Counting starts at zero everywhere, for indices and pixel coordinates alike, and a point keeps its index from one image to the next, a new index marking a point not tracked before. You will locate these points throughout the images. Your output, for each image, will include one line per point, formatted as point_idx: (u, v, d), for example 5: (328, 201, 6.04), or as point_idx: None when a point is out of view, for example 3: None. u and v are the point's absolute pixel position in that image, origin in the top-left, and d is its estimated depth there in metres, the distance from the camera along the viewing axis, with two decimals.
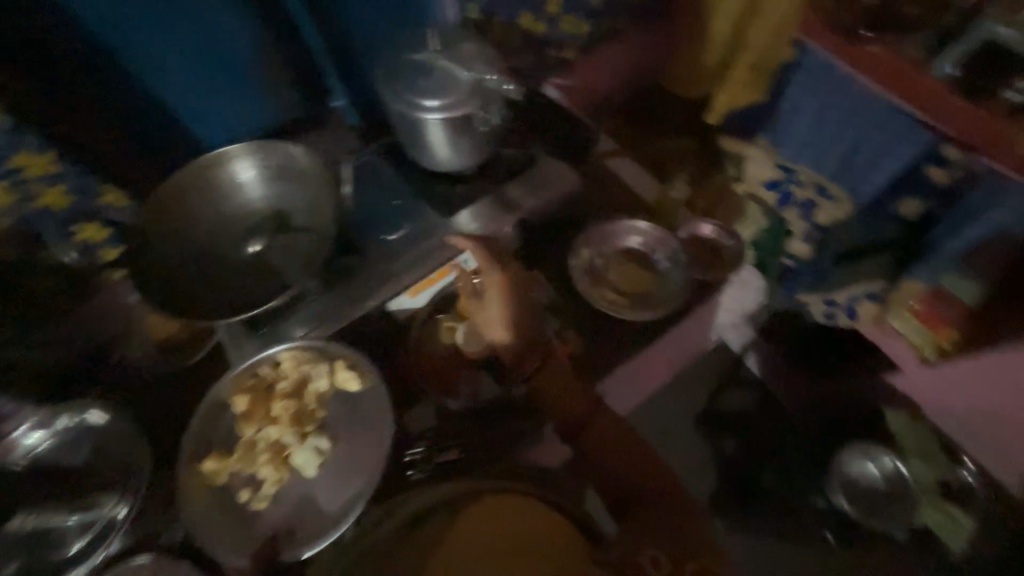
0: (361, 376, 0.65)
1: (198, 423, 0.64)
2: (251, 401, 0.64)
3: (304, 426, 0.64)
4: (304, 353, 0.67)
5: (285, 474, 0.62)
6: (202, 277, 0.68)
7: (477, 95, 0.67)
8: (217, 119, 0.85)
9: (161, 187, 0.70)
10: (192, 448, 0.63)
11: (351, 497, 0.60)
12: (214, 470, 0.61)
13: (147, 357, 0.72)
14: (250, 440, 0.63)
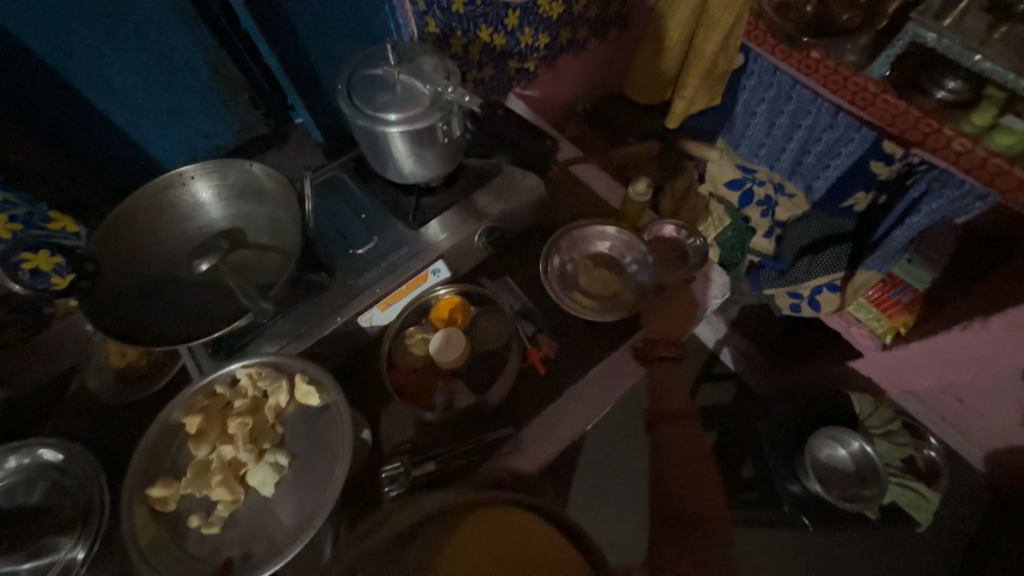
0: (319, 390, 0.64)
1: (148, 447, 0.62)
2: (206, 422, 0.63)
3: (261, 443, 0.63)
4: (259, 370, 0.65)
5: (240, 495, 0.61)
6: (155, 304, 0.66)
7: (439, 108, 0.67)
8: (178, 140, 0.84)
9: (115, 207, 0.67)
10: (143, 474, 0.60)
11: (305, 516, 0.59)
12: (162, 497, 0.59)
13: (115, 392, 0.73)
14: (202, 463, 0.62)
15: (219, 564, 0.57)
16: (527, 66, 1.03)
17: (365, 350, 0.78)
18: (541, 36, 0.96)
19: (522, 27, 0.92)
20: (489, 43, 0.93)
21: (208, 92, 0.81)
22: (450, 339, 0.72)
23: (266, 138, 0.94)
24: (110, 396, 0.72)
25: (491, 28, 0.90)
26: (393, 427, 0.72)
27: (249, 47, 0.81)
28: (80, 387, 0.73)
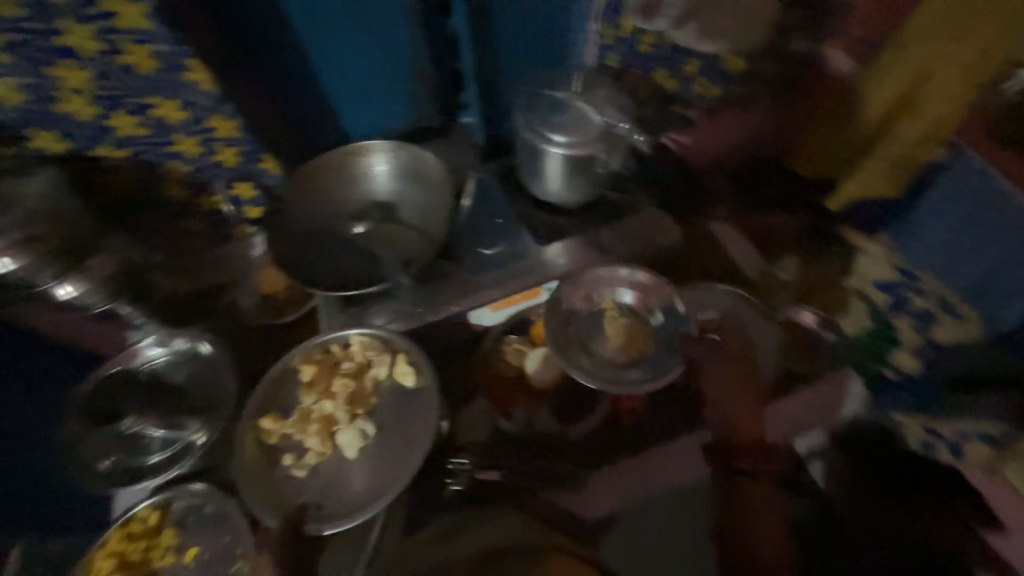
0: (416, 373, 0.69)
1: (269, 382, 0.70)
2: (317, 374, 0.70)
3: (355, 408, 0.69)
4: (371, 342, 0.71)
5: (328, 449, 0.67)
6: (316, 252, 0.77)
7: (604, 139, 0.69)
8: (365, 117, 0.94)
9: (306, 165, 0.79)
10: (259, 403, 0.69)
11: (377, 486, 0.64)
12: (269, 429, 0.67)
13: (252, 310, 0.82)
14: (306, 410, 0.69)
15: (296, 506, 0.64)
16: None
17: (463, 345, 0.77)
18: (715, 88, 0.93)
19: (697, 77, 0.91)
20: (660, 85, 0.93)
21: (401, 82, 0.91)
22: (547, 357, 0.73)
23: (431, 130, 1.02)
24: (257, 317, 0.81)
25: (667, 71, 0.91)
26: (469, 426, 0.72)
27: (445, 47, 0.90)
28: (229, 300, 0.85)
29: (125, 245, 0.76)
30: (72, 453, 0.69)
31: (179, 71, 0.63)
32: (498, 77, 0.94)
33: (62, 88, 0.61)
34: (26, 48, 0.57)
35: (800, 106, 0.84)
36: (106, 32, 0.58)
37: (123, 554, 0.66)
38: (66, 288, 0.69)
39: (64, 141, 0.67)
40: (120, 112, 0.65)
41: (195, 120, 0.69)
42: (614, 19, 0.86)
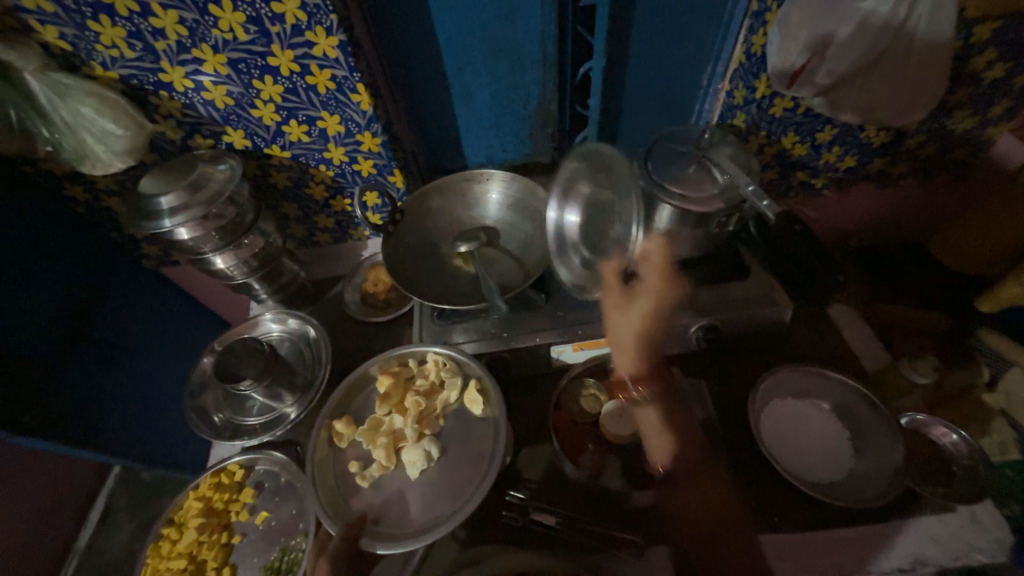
0: (485, 403, 0.69)
1: (348, 387, 0.74)
2: (392, 387, 0.72)
3: (423, 427, 0.69)
4: (445, 363, 0.73)
5: (391, 464, 0.67)
6: (424, 263, 0.83)
7: (726, 200, 0.66)
8: (485, 146, 1.01)
9: (430, 182, 0.87)
10: (336, 406, 0.72)
11: (434, 515, 0.63)
12: (341, 433, 0.69)
13: (356, 307, 0.91)
14: (377, 420, 0.71)
15: (355, 517, 0.63)
16: (814, 182, 0.92)
17: (539, 376, 0.80)
18: (849, 159, 0.86)
19: (831, 146, 0.85)
20: (788, 150, 0.88)
21: (524, 119, 0.97)
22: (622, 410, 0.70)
23: (542, 165, 1.07)
24: (359, 313, 0.89)
25: (798, 137, 0.85)
26: (538, 460, 0.73)
27: (572, 90, 0.95)
28: (338, 292, 0.96)
29: (271, 230, 0.85)
30: (195, 398, 0.79)
31: (348, 93, 0.73)
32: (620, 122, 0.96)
33: (257, 98, 0.73)
34: (243, 64, 0.68)
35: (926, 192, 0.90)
36: (304, 57, 0.68)
37: (209, 499, 0.73)
38: (220, 260, 0.80)
39: (248, 140, 0.79)
40: (293, 120, 0.76)
41: (348, 133, 0.79)
42: (749, 81, 0.82)
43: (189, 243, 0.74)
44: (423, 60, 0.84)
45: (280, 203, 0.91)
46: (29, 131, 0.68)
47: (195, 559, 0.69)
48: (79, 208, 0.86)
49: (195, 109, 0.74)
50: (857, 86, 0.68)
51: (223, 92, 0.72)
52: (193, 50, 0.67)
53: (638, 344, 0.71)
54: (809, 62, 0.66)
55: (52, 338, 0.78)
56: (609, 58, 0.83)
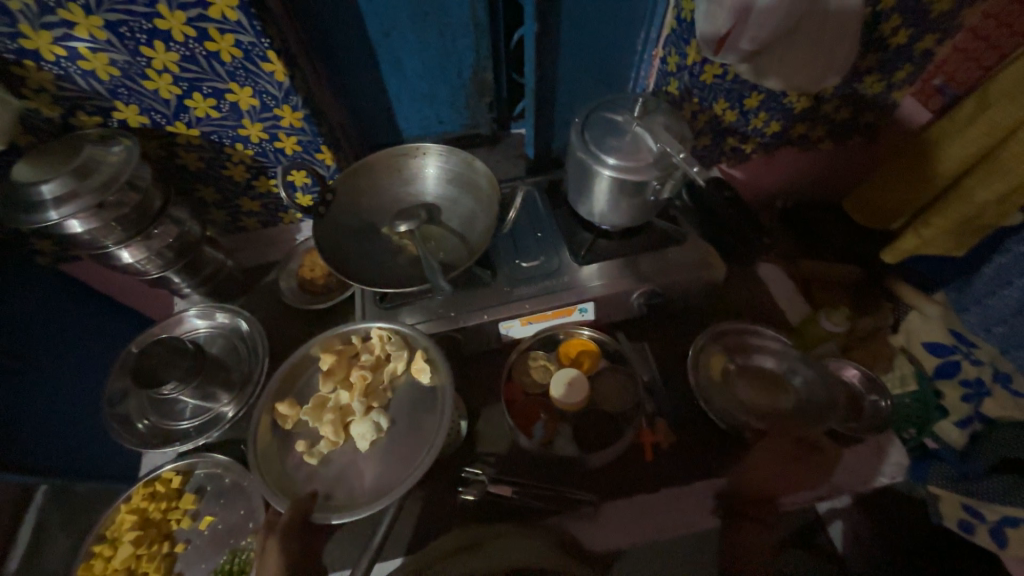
0: (432, 370, 0.68)
1: (289, 369, 0.70)
2: (336, 363, 0.70)
3: (371, 400, 0.68)
4: (390, 336, 0.70)
5: (340, 440, 0.66)
6: (361, 245, 0.79)
7: (660, 168, 0.68)
8: (422, 118, 0.97)
9: (362, 158, 0.82)
10: (277, 389, 0.68)
11: (387, 483, 0.62)
12: (285, 414, 0.66)
13: (293, 295, 0.86)
14: (322, 398, 0.68)
15: (305, 494, 0.61)
16: (744, 147, 0.96)
17: (490, 353, 0.80)
18: (774, 124, 0.90)
19: (758, 111, 0.88)
20: (719, 117, 0.90)
21: (460, 89, 0.93)
22: (571, 381, 0.70)
23: (483, 137, 1.03)
24: (297, 302, 0.84)
25: (728, 104, 0.87)
26: (491, 435, 0.73)
27: (508, 57, 0.91)
28: (272, 280, 0.90)
29: (186, 218, 0.77)
30: (115, 407, 0.73)
31: (258, 62, 0.66)
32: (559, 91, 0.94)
33: (149, 68, 0.64)
34: (125, 28, 0.60)
35: (844, 155, 0.97)
36: (200, 21, 0.60)
37: (145, 511, 0.68)
38: (128, 254, 0.72)
39: (145, 116, 0.70)
40: (197, 93, 0.68)
41: (264, 108, 0.72)
42: (681, 48, 0.82)
43: (87, 237, 0.66)
44: (343, 24, 0.77)
45: (196, 189, 0.83)
46: None
47: (135, 573, 0.65)
48: None
49: (74, 82, 0.64)
50: (777, 53, 0.70)
51: (105, 62, 0.63)
52: (59, 10, 0.57)
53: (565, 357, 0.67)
54: (733, 28, 0.68)
55: None
56: (542, 23, 0.80)
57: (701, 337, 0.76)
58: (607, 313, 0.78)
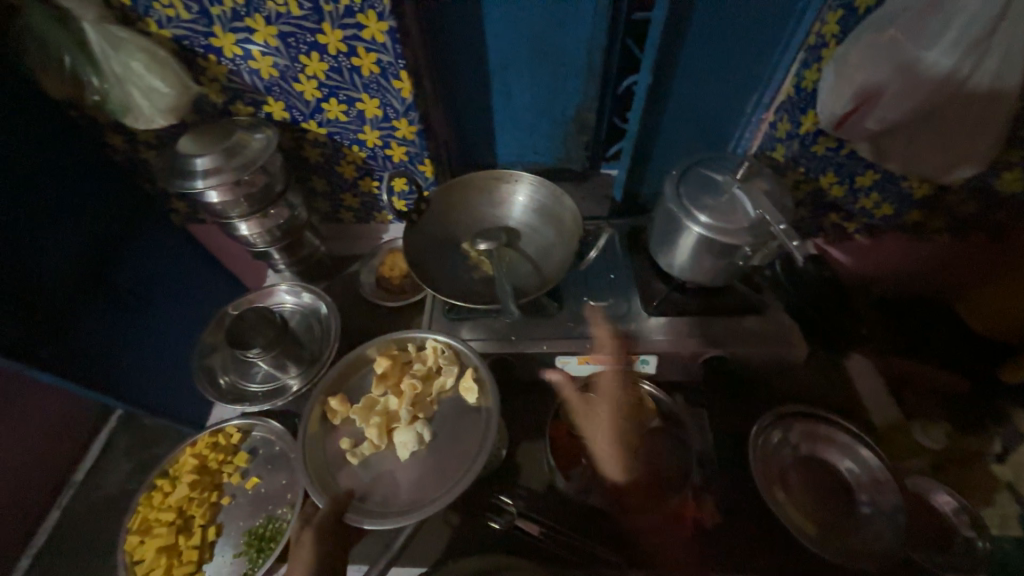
0: (479, 392, 0.69)
1: (345, 365, 0.74)
2: (390, 368, 0.73)
3: (417, 410, 0.69)
4: (444, 349, 0.73)
5: (383, 444, 0.67)
6: (442, 256, 0.83)
7: (754, 234, 0.65)
8: (518, 146, 1.01)
9: (459, 176, 0.87)
10: (331, 383, 0.73)
11: (420, 496, 0.63)
12: (335, 410, 0.70)
13: (370, 288, 0.92)
14: (372, 400, 0.71)
15: (342, 491, 0.63)
16: (846, 225, 0.90)
17: (541, 384, 0.80)
18: (886, 207, 0.83)
19: (870, 191, 0.82)
20: (824, 190, 0.85)
21: (561, 124, 0.96)
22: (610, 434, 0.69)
23: (572, 172, 1.06)
24: (373, 296, 0.90)
25: (837, 178, 0.83)
26: (529, 468, 0.73)
27: (613, 101, 0.94)
28: (353, 271, 0.97)
29: (298, 203, 0.86)
30: (203, 357, 0.81)
31: (390, 79, 0.74)
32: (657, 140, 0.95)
33: (301, 73, 0.74)
34: (292, 38, 0.69)
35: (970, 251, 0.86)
36: (353, 39, 0.69)
37: (204, 458, 0.75)
38: (245, 227, 0.81)
39: (287, 112, 0.80)
40: (333, 99, 0.77)
41: (385, 118, 0.80)
42: (796, 116, 0.81)
43: (218, 206, 0.75)
44: (468, 54, 0.84)
45: (311, 179, 0.92)
46: (81, 79, 0.70)
47: (183, 514, 0.71)
48: (117, 156, 0.89)
49: (241, 77, 0.75)
50: (905, 136, 0.66)
51: (269, 64, 0.73)
52: (246, 19, 0.67)
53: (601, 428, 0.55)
54: (857, 108, 0.66)
55: (77, 279, 0.82)
56: (656, 75, 0.82)
57: (760, 419, 0.70)
58: (669, 369, 0.75)
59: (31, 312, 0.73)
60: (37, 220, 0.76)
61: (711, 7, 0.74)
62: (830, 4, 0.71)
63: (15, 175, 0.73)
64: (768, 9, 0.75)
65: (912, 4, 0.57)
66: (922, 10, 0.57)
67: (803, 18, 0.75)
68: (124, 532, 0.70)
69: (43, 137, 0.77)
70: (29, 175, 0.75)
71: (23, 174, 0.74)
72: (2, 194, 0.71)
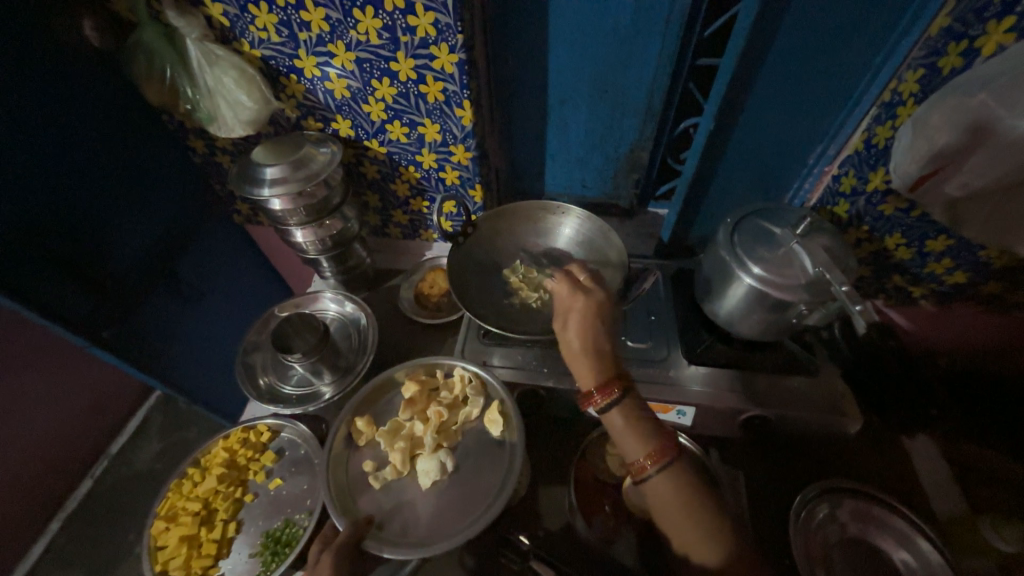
0: (504, 425, 0.68)
1: (374, 387, 0.75)
2: (417, 394, 0.73)
3: (441, 438, 0.69)
4: (471, 379, 0.73)
5: (405, 471, 0.67)
6: (484, 281, 0.84)
7: (811, 292, 0.62)
8: (568, 178, 1.02)
9: (508, 204, 0.88)
10: (361, 401, 0.73)
11: (439, 528, 0.62)
12: (361, 430, 0.70)
13: (409, 304, 0.94)
14: (398, 425, 0.71)
15: (362, 516, 0.63)
16: (911, 290, 0.84)
17: (570, 421, 0.78)
18: (959, 275, 0.76)
19: (942, 257, 0.76)
20: (889, 251, 0.80)
21: (613, 160, 0.97)
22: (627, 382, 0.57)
23: (619, 208, 1.06)
24: (411, 312, 0.91)
25: (904, 240, 0.77)
26: (550, 508, 0.70)
27: (668, 142, 0.93)
28: (394, 285, 0.99)
29: (352, 216, 0.89)
30: (246, 355, 0.84)
31: (453, 107, 0.77)
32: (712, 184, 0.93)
33: (371, 95, 0.78)
34: (367, 64, 0.73)
35: None
36: (422, 68, 0.72)
37: (233, 453, 0.76)
38: (300, 234, 0.85)
39: (353, 130, 0.84)
40: (397, 121, 0.81)
41: (444, 143, 0.82)
42: (863, 171, 0.77)
43: (278, 213, 0.80)
44: (529, 87, 0.86)
45: (369, 195, 0.97)
46: (177, 89, 0.77)
47: (208, 506, 0.73)
48: (196, 159, 0.96)
49: (316, 95, 0.80)
50: (991, 205, 0.62)
51: (343, 85, 0.77)
52: (329, 44, 0.72)
53: (600, 356, 0.59)
54: (935, 172, 0.62)
55: (143, 268, 0.88)
56: (717, 120, 0.81)
57: (804, 490, 0.65)
58: (706, 423, 0.72)
59: (102, 294, 0.79)
60: (118, 210, 0.82)
61: (780, 58, 0.72)
62: (910, 63, 0.68)
63: (107, 169, 0.80)
64: (841, 64, 0.73)
65: (1007, 70, 0.54)
66: (1014, 77, 0.53)
67: (879, 74, 0.72)
68: (152, 517, 0.71)
69: (136, 137, 0.85)
70: (118, 170, 0.82)
71: (114, 168, 0.81)
72: (94, 186, 0.78)
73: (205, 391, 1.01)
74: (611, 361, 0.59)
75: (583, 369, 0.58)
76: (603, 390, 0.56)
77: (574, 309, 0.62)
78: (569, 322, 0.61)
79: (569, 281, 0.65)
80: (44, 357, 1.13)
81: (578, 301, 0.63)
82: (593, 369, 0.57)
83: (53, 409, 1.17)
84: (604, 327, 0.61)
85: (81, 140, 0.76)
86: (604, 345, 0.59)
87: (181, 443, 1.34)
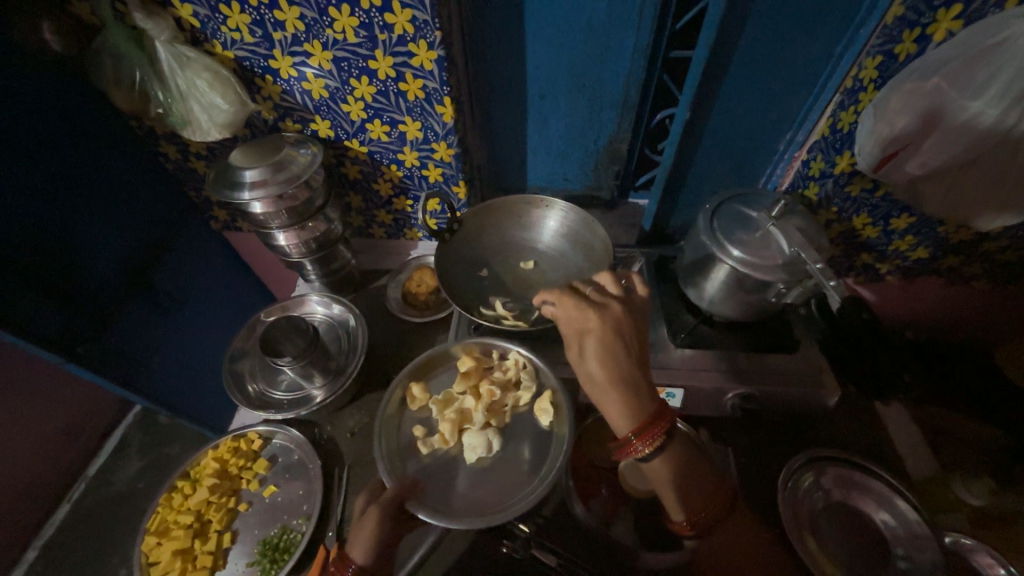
0: (554, 414, 0.68)
1: (429, 357, 0.75)
2: (473, 368, 0.72)
3: (491, 416, 0.69)
4: (526, 364, 0.72)
5: (452, 441, 0.67)
6: (473, 279, 0.85)
7: (789, 272, 0.64)
8: (549, 172, 1.04)
9: (495, 198, 0.89)
10: (413, 371, 0.74)
11: (477, 501, 0.63)
12: (416, 396, 0.71)
13: (399, 303, 0.94)
14: (451, 395, 0.71)
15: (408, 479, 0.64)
16: (878, 267, 0.88)
17: None
18: (921, 250, 0.81)
19: (905, 234, 0.80)
20: (857, 230, 0.84)
21: (592, 153, 0.99)
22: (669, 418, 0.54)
23: (600, 200, 1.09)
24: (400, 312, 0.91)
25: (870, 220, 0.81)
26: None
27: (646, 134, 0.96)
28: (381, 285, 0.99)
29: (335, 218, 0.88)
30: (232, 363, 0.82)
31: (434, 104, 0.77)
32: (691, 175, 0.95)
33: (350, 95, 0.77)
34: (345, 63, 0.73)
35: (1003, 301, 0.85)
36: (399, 66, 0.72)
37: (225, 463, 0.74)
38: (282, 237, 0.83)
39: (332, 130, 0.83)
40: (377, 120, 0.80)
41: (425, 140, 0.83)
42: (830, 155, 0.81)
43: (259, 217, 0.78)
44: (509, 85, 0.87)
45: (353, 195, 0.96)
46: (146, 92, 0.75)
47: (201, 518, 0.72)
48: (168, 165, 0.94)
49: (292, 96, 0.78)
50: (949, 181, 0.65)
51: (319, 84, 0.76)
52: (305, 44, 0.71)
53: (634, 393, 0.55)
54: (898, 153, 0.66)
55: (119, 279, 0.85)
56: (693, 112, 0.83)
57: (790, 462, 0.67)
58: (693, 403, 0.74)
59: (78, 309, 0.76)
60: (86, 222, 0.80)
61: (748, 47, 0.75)
62: (868, 50, 0.72)
63: (72, 178, 0.77)
64: (807, 52, 0.76)
65: (957, 53, 0.57)
66: (964, 61, 0.56)
67: (840, 62, 0.76)
68: (143, 533, 0.70)
69: (102, 144, 0.82)
70: (83, 179, 0.79)
71: (80, 177, 0.79)
72: (64, 196, 0.76)
73: (189, 401, 0.99)
74: (644, 395, 0.55)
75: (615, 414, 0.55)
76: (644, 437, 0.53)
77: (591, 333, 0.56)
78: (588, 351, 0.56)
79: (579, 301, 0.59)
80: (15, 378, 1.09)
81: (594, 322, 0.57)
82: (632, 416, 0.54)
83: (26, 430, 1.12)
84: (625, 347, 0.56)
85: (40, 147, 0.72)
86: (630, 375, 0.55)
87: (163, 459, 1.31)
